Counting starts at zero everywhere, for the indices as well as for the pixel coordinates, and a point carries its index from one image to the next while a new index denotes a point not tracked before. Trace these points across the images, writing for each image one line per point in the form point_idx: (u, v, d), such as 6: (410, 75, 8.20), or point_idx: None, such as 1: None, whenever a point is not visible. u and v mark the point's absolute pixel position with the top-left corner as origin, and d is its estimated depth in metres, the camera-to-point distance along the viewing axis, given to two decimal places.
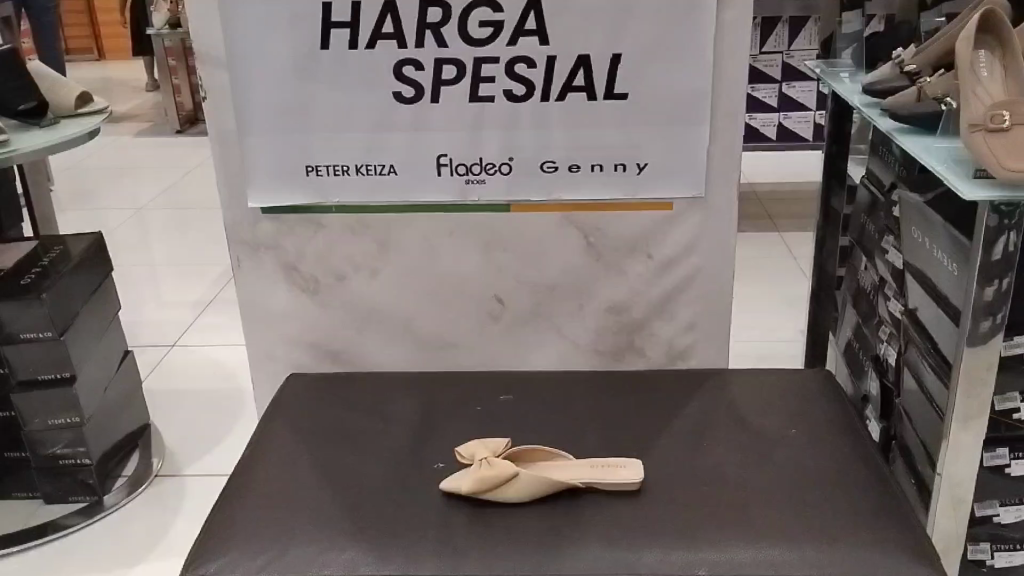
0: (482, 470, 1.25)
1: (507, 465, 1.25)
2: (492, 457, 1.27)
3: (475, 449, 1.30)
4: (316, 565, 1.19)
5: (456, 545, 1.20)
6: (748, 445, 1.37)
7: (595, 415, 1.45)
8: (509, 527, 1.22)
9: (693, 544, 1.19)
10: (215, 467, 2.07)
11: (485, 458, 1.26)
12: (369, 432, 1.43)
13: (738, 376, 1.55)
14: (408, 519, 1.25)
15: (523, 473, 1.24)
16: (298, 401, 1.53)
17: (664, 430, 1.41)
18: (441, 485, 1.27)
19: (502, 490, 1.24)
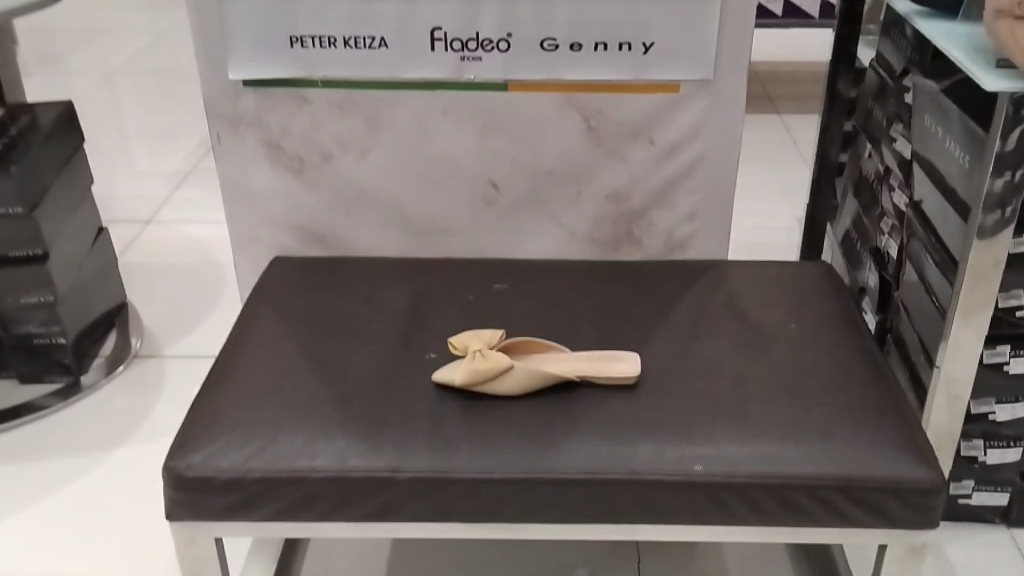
0: (476, 361, 1.21)
1: (502, 356, 1.22)
2: (486, 348, 1.23)
3: (469, 339, 1.27)
4: (306, 457, 1.17)
5: (450, 438, 1.18)
6: (748, 339, 1.34)
7: (591, 306, 1.42)
8: (505, 420, 1.20)
9: (691, 440, 1.18)
10: (198, 348, 2.04)
11: (479, 348, 1.22)
12: (359, 320, 1.39)
13: (738, 269, 1.51)
14: (401, 410, 1.22)
15: (519, 365, 1.22)
16: (284, 286, 1.48)
17: (662, 322, 1.38)
18: (435, 378, 1.24)
19: (497, 382, 1.22)
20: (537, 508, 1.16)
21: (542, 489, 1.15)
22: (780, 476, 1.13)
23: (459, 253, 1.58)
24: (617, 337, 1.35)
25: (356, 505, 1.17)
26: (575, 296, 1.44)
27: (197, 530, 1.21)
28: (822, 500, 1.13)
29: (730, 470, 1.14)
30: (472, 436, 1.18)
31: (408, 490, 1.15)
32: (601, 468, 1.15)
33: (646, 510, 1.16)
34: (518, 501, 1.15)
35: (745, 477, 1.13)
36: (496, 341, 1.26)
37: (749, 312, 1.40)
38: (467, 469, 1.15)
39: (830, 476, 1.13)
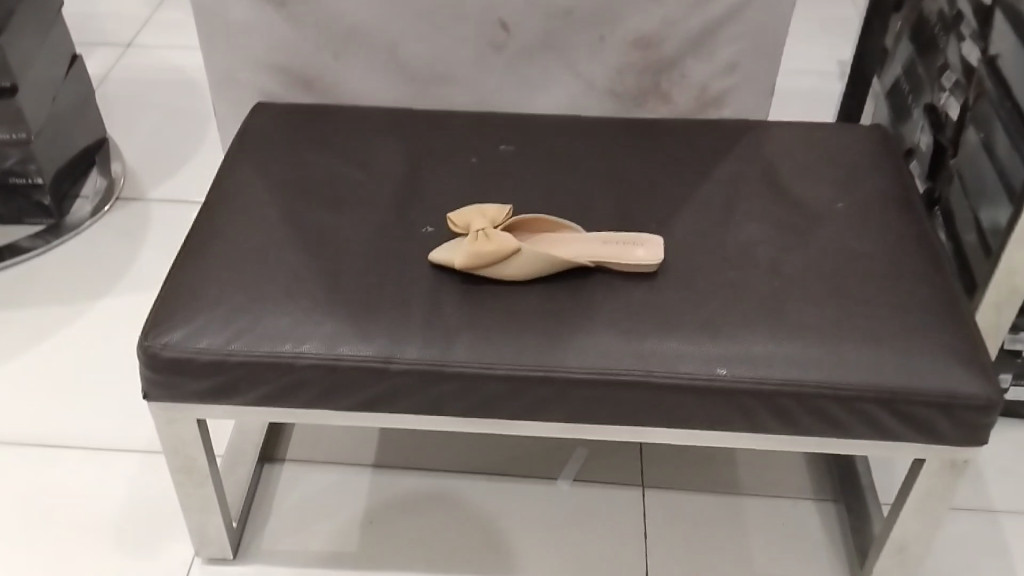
0: (480, 242, 1.07)
1: (509, 237, 1.07)
2: (492, 227, 1.08)
3: (471, 214, 1.11)
4: (295, 341, 1.03)
5: (449, 326, 1.05)
6: (787, 220, 1.19)
7: (608, 178, 1.26)
8: (510, 308, 1.07)
9: (718, 338, 1.05)
10: (186, 190, 1.89)
11: (484, 227, 1.08)
12: (349, 186, 1.23)
13: (778, 132, 1.34)
14: (393, 289, 1.08)
15: (528, 248, 1.07)
16: (270, 140, 1.32)
17: (688, 198, 1.22)
18: (431, 258, 1.10)
19: (500, 268, 1.08)
20: (542, 408, 1.05)
21: (548, 389, 1.03)
22: (815, 384, 1.02)
23: (463, 105, 1.40)
24: (638, 215, 1.20)
25: (343, 396, 1.04)
26: (592, 163, 1.28)
27: (183, 416, 1.07)
28: (859, 412, 1.03)
29: (761, 374, 1.02)
30: (474, 324, 1.05)
31: (402, 383, 1.03)
32: (616, 366, 1.03)
33: (662, 414, 1.05)
34: (522, 399, 1.04)
35: (776, 385, 1.02)
36: (503, 218, 1.11)
37: (790, 186, 1.24)
38: (467, 362, 1.03)
39: (871, 388, 1.02)
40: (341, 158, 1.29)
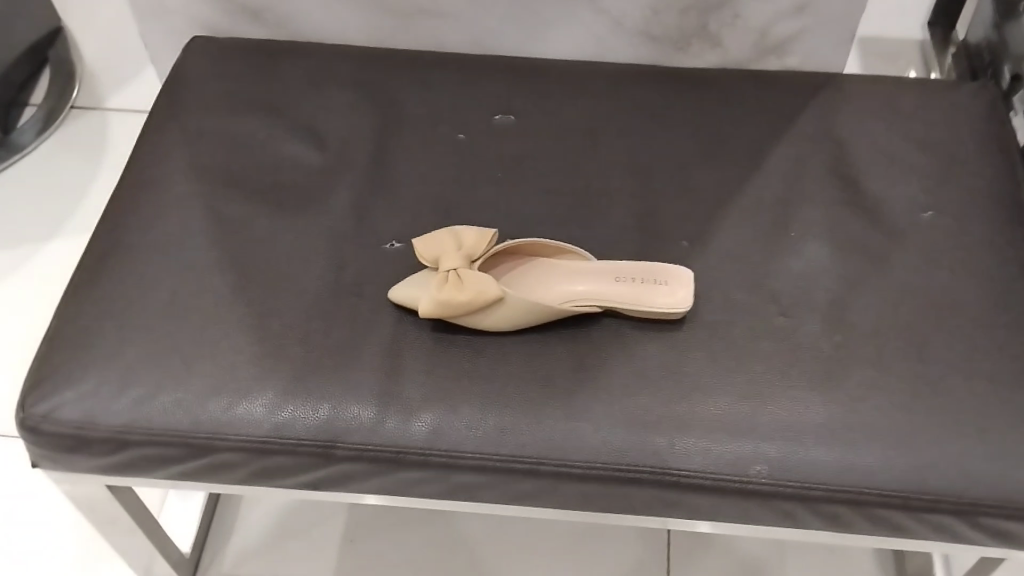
0: (451, 286, 0.83)
1: (491, 280, 0.84)
2: (467, 266, 0.85)
3: (441, 241, 0.87)
4: (212, 413, 0.83)
5: (409, 400, 0.83)
6: (858, 238, 0.92)
7: (633, 162, 0.97)
8: (491, 374, 0.84)
9: (753, 422, 0.82)
10: (141, 99, 1.61)
11: (455, 268, 0.84)
12: (298, 176, 0.98)
13: (858, 95, 1.03)
14: (343, 345, 0.86)
15: (514, 295, 0.84)
16: (204, 92, 1.04)
17: (730, 202, 0.94)
18: (392, 296, 0.87)
19: (475, 318, 0.85)
20: (527, 498, 0.84)
21: (533, 482, 0.82)
22: (875, 491, 0.80)
23: (453, 46, 1.10)
24: (663, 227, 0.93)
25: (282, 476, 0.85)
26: (610, 137, 0.99)
27: (77, 477, 0.89)
28: (929, 522, 0.81)
29: (806, 476, 0.80)
30: (442, 396, 0.83)
31: (344, 469, 0.83)
32: (619, 458, 0.81)
33: (677, 511, 0.83)
34: (502, 490, 0.83)
35: (825, 491, 0.80)
36: (484, 250, 0.86)
37: (868, 185, 0.95)
38: (428, 450, 0.82)
39: (948, 497, 0.80)
40: (294, 128, 1.01)
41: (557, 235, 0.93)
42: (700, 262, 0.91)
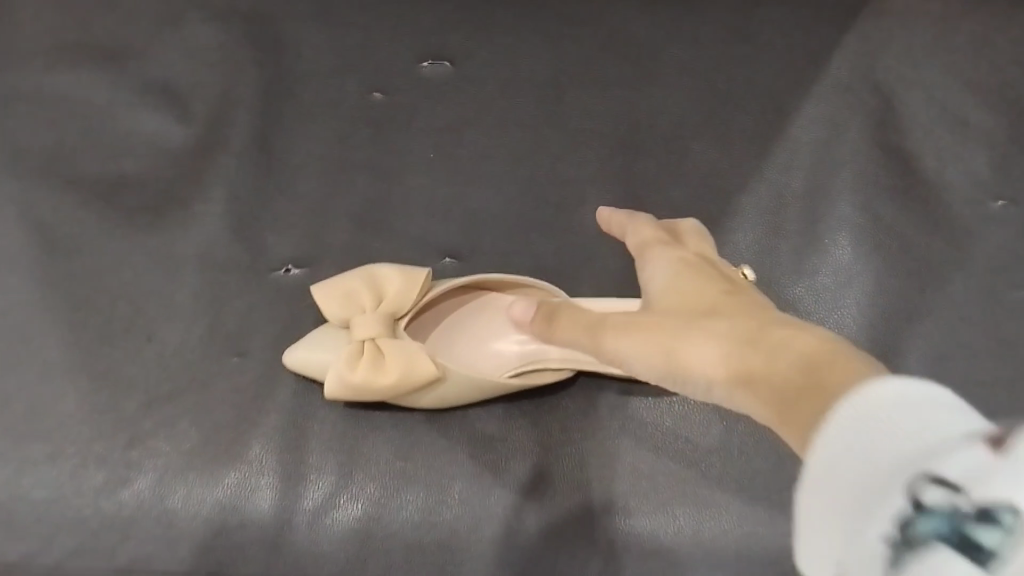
0: (367, 365, 0.60)
1: (422, 353, 0.60)
2: (387, 332, 0.61)
3: (351, 293, 0.63)
4: (46, 538, 0.61)
5: (320, 510, 0.62)
6: (903, 247, 0.71)
7: (612, 140, 0.75)
8: (430, 469, 0.62)
9: (775, 531, 0.62)
10: None
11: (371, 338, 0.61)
12: (161, 166, 0.72)
13: (902, 33, 0.79)
14: (228, 431, 0.63)
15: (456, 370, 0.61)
16: (29, 34, 0.77)
17: (738, 199, 0.73)
18: (286, 359, 0.63)
19: (404, 400, 0.62)
20: None
21: None
22: None
23: None
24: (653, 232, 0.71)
25: None
26: (572, 92, 0.76)
27: None
28: None
29: None
30: (365, 503, 0.62)
31: None
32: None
33: None
34: None
35: None
36: (411, 302, 0.63)
37: (915, 168, 0.74)
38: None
39: None
40: (153, 91, 0.75)
41: (517, 250, 0.70)
42: None
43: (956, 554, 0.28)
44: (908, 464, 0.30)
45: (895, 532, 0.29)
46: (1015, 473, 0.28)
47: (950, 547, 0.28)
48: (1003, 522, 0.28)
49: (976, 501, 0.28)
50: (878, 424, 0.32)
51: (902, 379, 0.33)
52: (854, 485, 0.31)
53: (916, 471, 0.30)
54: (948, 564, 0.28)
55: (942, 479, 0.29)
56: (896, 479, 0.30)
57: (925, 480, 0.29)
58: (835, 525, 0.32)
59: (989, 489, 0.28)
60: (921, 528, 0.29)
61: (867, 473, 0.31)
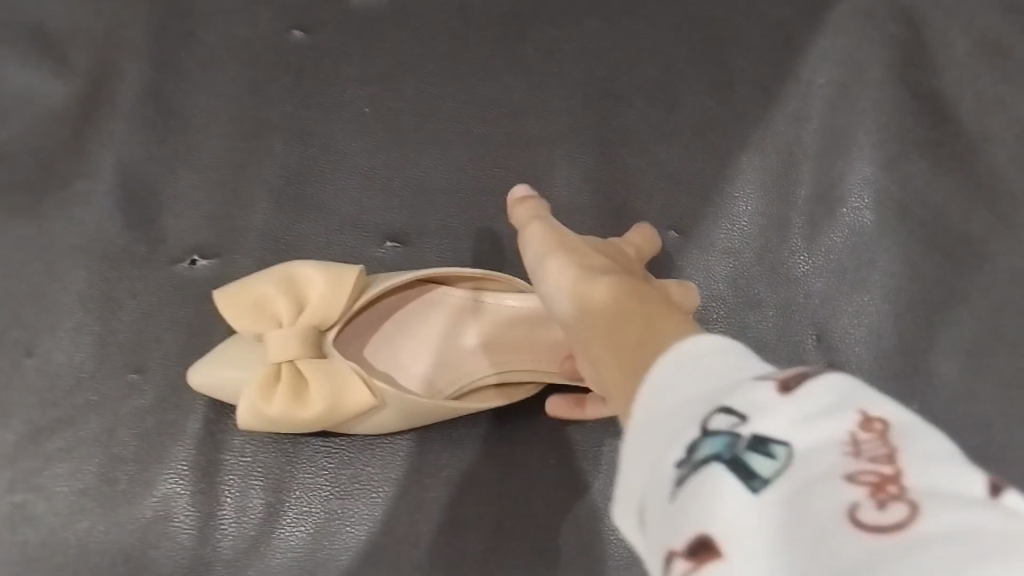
0: (284, 392, 0.48)
1: (354, 379, 0.49)
2: (308, 350, 0.50)
3: (263, 299, 0.51)
4: None
5: (240, 561, 0.50)
6: (935, 221, 0.61)
7: (585, 91, 0.62)
8: (374, 509, 0.51)
9: None
10: None
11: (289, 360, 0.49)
12: (35, 134, 0.59)
13: None
14: (129, 467, 0.51)
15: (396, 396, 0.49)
16: None
17: (735, 163, 0.62)
18: (189, 379, 0.51)
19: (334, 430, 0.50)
20: None
21: None
22: None
23: None
24: (635, 210, 0.60)
25: None
26: (536, 30, 0.63)
27: None
28: None
29: None
30: (297, 552, 0.50)
31: None
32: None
33: None
34: None
35: None
36: (339, 310, 0.50)
37: (950, 117, 0.62)
38: None
39: None
40: (20, 37, 0.61)
41: (475, 229, 0.59)
42: (699, 267, 0.60)
43: (723, 476, 0.24)
44: (700, 395, 0.27)
45: (680, 459, 0.25)
46: (795, 409, 0.24)
47: (720, 464, 0.24)
48: (773, 451, 0.24)
49: (752, 427, 0.24)
50: (678, 362, 0.28)
51: (722, 339, 0.29)
52: (647, 419, 0.28)
53: (704, 400, 0.26)
54: (718, 486, 0.24)
55: (730, 409, 0.25)
56: (687, 409, 0.26)
57: (712, 409, 0.26)
58: (630, 462, 0.28)
59: (766, 415, 0.24)
60: (699, 451, 0.25)
61: (659, 404, 0.28)
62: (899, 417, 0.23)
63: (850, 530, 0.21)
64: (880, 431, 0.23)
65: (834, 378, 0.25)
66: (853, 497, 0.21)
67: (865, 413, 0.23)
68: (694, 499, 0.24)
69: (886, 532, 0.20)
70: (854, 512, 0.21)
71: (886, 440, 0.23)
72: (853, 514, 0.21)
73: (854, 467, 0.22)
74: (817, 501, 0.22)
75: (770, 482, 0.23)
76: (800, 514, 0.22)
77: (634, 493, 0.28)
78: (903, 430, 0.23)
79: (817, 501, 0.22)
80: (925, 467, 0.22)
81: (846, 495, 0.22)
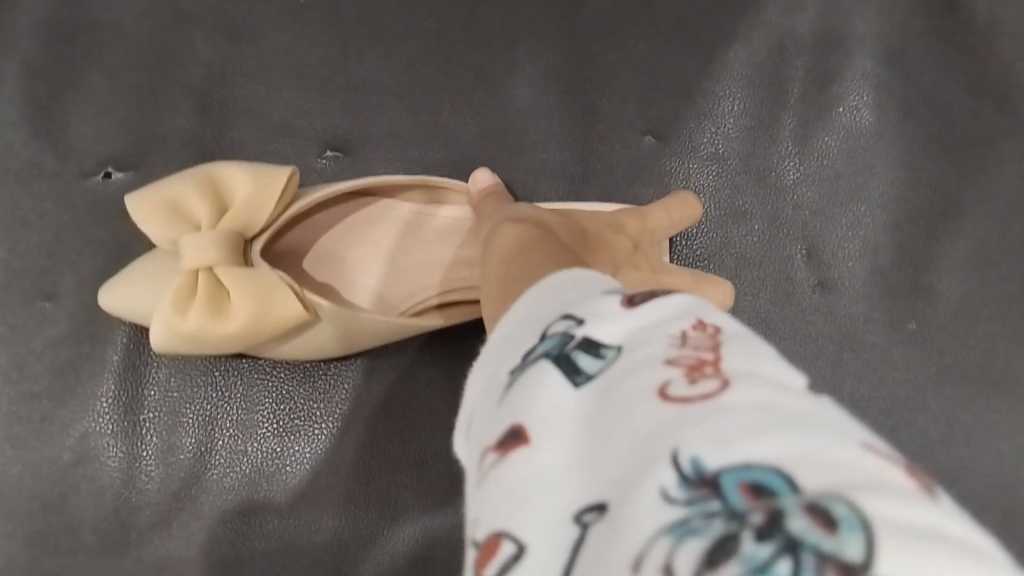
0: (202, 306, 0.43)
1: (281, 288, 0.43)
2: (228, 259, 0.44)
3: (178, 202, 0.45)
4: None
5: (169, 505, 0.45)
6: (940, 121, 0.55)
7: None
8: (318, 447, 0.46)
9: None
10: None
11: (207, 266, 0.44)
12: None
13: None
14: (44, 405, 0.45)
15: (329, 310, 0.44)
16: None
17: (723, 56, 0.55)
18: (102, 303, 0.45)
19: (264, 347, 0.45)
20: None
21: None
22: None
23: None
24: (604, 115, 0.55)
25: None
26: None
27: None
28: None
29: None
30: (232, 494, 0.45)
31: None
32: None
33: None
34: None
35: None
36: (262, 221, 0.45)
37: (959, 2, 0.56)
38: None
39: None
40: None
41: (425, 137, 0.53)
42: (678, 175, 0.54)
43: (551, 367, 0.26)
44: (549, 313, 0.29)
45: (518, 363, 0.27)
46: (631, 317, 0.26)
47: (549, 360, 0.26)
48: (602, 351, 0.25)
49: (587, 330, 0.26)
50: (542, 293, 0.30)
51: (583, 273, 0.31)
52: (505, 332, 0.30)
53: (557, 312, 0.28)
54: (548, 374, 0.26)
55: (570, 316, 0.27)
56: (536, 324, 0.28)
57: (559, 317, 0.28)
58: (473, 372, 0.30)
59: (601, 321, 0.26)
60: (536, 350, 0.27)
61: (511, 325, 0.30)
62: (730, 326, 0.25)
63: (656, 404, 0.22)
64: (710, 332, 0.24)
65: (682, 298, 0.27)
66: (668, 377, 0.23)
67: (700, 319, 0.25)
68: (523, 393, 0.26)
69: (688, 402, 0.22)
70: (664, 388, 0.22)
71: (713, 340, 0.24)
72: (664, 391, 0.22)
73: (676, 355, 0.23)
74: (631, 383, 0.23)
75: (594, 378, 0.25)
76: (610, 396, 0.24)
77: (467, 404, 0.29)
78: (736, 335, 0.24)
79: (631, 384, 0.23)
80: (740, 358, 0.23)
81: (659, 376, 0.23)
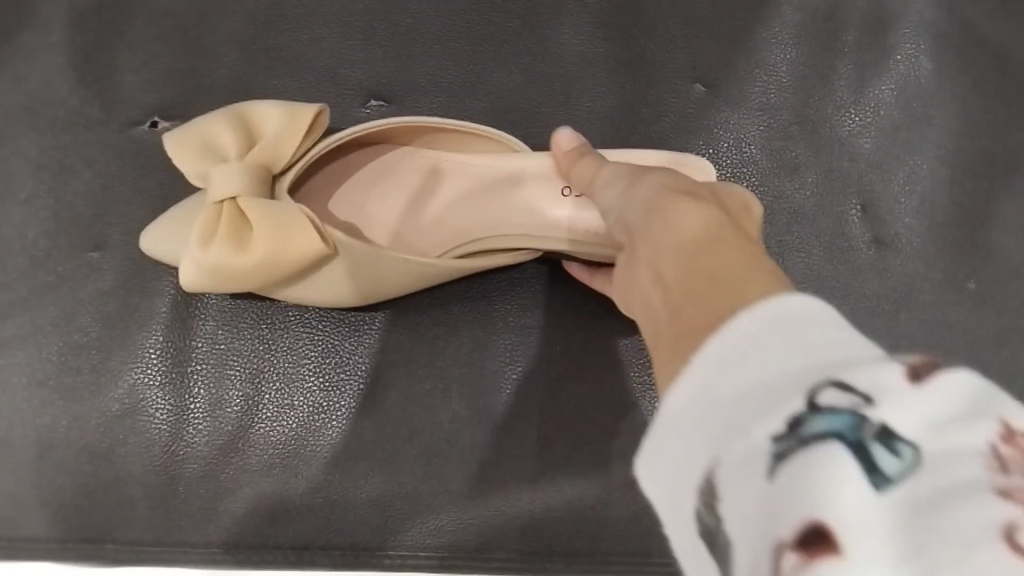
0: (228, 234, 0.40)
1: (299, 223, 0.40)
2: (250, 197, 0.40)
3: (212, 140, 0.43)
4: None
5: (218, 459, 0.44)
6: (993, 76, 0.55)
7: None
8: (365, 400, 0.45)
9: None
10: None
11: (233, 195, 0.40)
12: None
13: None
14: (93, 357, 0.45)
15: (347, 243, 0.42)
16: None
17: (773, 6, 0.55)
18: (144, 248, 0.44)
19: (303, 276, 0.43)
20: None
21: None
22: None
23: None
24: (655, 65, 0.54)
25: None
26: None
27: None
28: None
29: None
30: (279, 447, 0.44)
31: None
32: (630, 549, 0.44)
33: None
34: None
35: None
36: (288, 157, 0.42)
37: None
38: (259, 543, 0.43)
39: None
40: None
41: (471, 85, 0.52)
42: (729, 125, 0.53)
43: (825, 463, 0.18)
44: (791, 364, 0.20)
45: (764, 433, 0.19)
46: (934, 411, 0.18)
47: (827, 454, 0.18)
48: (897, 450, 0.18)
49: (876, 415, 0.18)
50: (764, 324, 0.21)
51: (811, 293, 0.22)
52: (719, 379, 0.21)
53: (809, 372, 0.20)
54: (831, 478, 0.18)
55: (836, 379, 0.19)
56: (780, 383, 0.20)
57: (824, 381, 0.19)
58: (674, 424, 0.22)
59: (894, 405, 0.18)
60: (796, 429, 0.19)
61: (726, 369, 0.21)
62: None
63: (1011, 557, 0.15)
64: None
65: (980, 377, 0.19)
66: (1012, 516, 0.16)
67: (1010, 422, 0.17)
68: (788, 497, 0.18)
69: None
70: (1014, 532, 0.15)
71: None
72: (1012, 536, 0.15)
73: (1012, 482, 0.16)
74: (960, 514, 0.16)
75: (893, 489, 0.17)
76: (924, 525, 0.16)
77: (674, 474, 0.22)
78: None
79: (957, 518, 0.16)
80: None
81: (998, 513, 0.16)
